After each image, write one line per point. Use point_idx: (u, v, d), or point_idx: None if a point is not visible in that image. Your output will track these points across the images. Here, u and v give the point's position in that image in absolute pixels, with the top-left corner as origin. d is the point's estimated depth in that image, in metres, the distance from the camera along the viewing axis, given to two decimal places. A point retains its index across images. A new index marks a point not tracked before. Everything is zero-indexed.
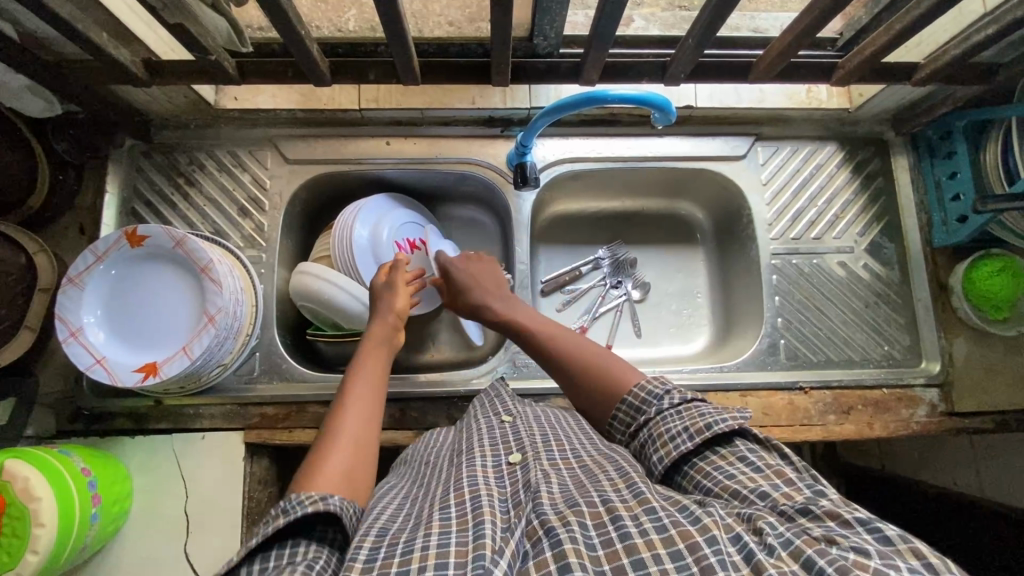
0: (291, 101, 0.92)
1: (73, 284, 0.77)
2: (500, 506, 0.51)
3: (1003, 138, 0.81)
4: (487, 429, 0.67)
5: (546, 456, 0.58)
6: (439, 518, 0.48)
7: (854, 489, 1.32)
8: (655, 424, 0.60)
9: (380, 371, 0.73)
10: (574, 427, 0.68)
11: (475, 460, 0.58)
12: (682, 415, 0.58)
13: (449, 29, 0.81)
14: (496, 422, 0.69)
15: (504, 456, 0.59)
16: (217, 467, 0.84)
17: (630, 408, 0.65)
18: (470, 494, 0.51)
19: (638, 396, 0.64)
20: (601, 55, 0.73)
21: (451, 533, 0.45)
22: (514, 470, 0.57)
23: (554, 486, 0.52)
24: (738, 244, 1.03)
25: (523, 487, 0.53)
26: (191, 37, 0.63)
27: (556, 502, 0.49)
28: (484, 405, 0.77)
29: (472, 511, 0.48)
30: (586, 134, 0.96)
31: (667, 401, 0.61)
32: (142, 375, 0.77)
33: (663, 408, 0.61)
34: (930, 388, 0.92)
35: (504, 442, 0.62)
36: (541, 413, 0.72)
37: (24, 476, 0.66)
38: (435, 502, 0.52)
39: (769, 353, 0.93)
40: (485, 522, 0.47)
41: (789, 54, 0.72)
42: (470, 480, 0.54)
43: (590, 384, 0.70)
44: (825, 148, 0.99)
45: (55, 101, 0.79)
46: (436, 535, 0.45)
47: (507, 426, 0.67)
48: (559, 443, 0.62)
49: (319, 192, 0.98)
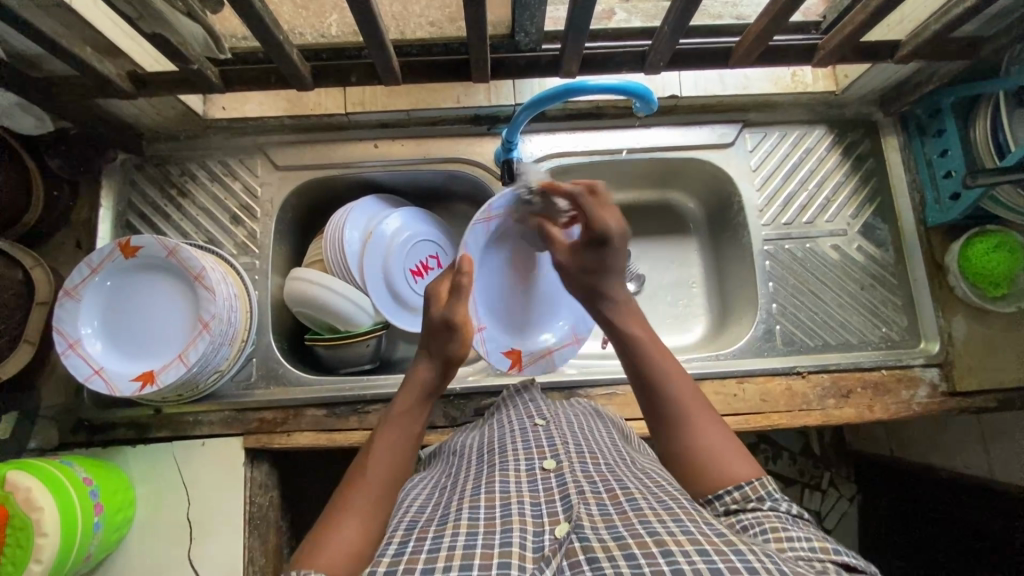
0: (279, 108, 0.93)
1: (70, 296, 0.78)
2: (534, 511, 0.51)
3: (993, 114, 0.80)
4: (520, 432, 0.67)
5: (580, 468, 0.57)
6: (467, 518, 0.50)
7: (865, 477, 1.30)
8: (767, 516, 0.51)
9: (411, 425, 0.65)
10: (604, 438, 0.68)
11: (509, 464, 0.59)
12: (802, 527, 0.50)
13: (431, 30, 0.81)
14: (529, 425, 0.69)
15: (538, 461, 0.60)
16: (218, 474, 0.85)
17: (741, 495, 0.54)
18: (501, 501, 0.52)
19: (754, 489, 0.54)
20: (578, 47, 0.74)
21: (477, 535, 0.47)
22: (548, 476, 0.57)
23: (594, 508, 0.50)
24: (730, 232, 1.02)
25: (560, 497, 0.52)
26: (172, 48, 0.64)
27: (601, 527, 0.47)
28: (517, 406, 0.77)
29: (500, 517, 0.49)
30: (572, 128, 0.96)
31: (784, 505, 0.53)
32: (139, 384, 0.78)
33: (779, 508, 0.52)
34: (929, 367, 0.91)
35: (538, 447, 0.62)
36: (575, 417, 0.73)
37: (26, 486, 0.67)
38: (459, 498, 0.55)
39: (765, 339, 0.93)
40: (513, 529, 0.48)
41: (766, 37, 0.73)
42: (501, 485, 0.55)
43: (692, 445, 0.59)
44: (814, 131, 0.99)
45: (46, 118, 0.80)
46: (462, 537, 0.47)
47: (540, 430, 0.67)
48: (593, 456, 0.61)
49: (311, 197, 0.99)
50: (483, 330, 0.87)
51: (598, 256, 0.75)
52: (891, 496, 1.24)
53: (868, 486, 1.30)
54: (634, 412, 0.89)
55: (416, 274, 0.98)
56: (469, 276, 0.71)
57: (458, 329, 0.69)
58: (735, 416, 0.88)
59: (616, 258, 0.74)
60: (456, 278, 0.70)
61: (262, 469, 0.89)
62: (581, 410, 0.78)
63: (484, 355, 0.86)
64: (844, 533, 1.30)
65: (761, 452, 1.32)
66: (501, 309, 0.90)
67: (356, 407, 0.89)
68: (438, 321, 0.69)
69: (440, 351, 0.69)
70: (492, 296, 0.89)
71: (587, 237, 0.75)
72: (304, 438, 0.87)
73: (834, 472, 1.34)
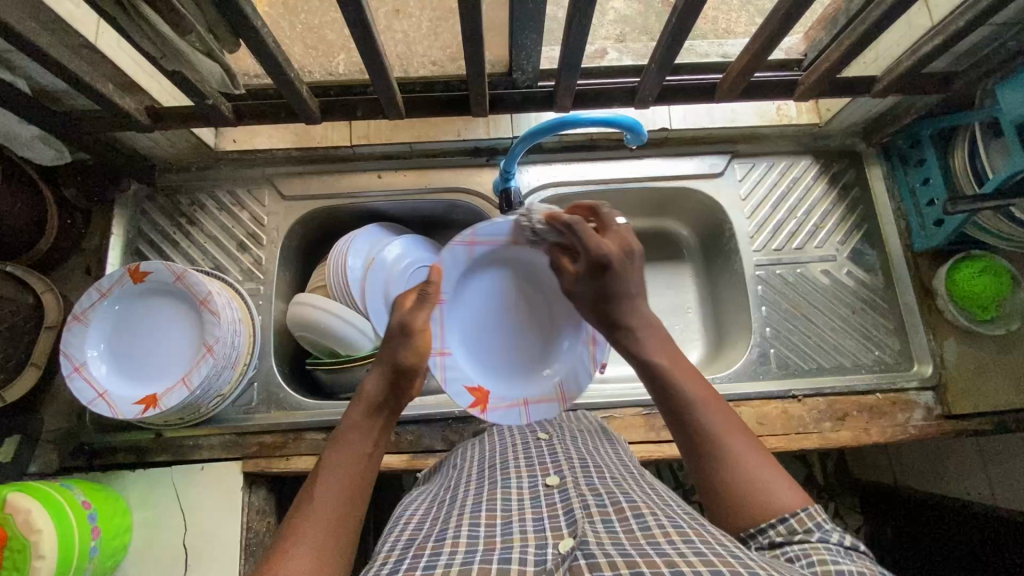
0: (288, 141, 0.97)
1: (77, 321, 0.80)
2: (534, 527, 0.52)
3: (971, 144, 0.84)
4: (523, 446, 0.70)
5: (585, 483, 0.59)
6: (467, 537, 0.51)
7: (870, 507, 1.29)
8: (815, 548, 0.50)
9: (365, 444, 0.62)
10: (609, 455, 0.70)
11: (510, 481, 0.61)
12: (854, 560, 0.49)
13: (434, 68, 0.86)
14: (532, 439, 0.72)
15: (541, 478, 0.61)
16: (216, 499, 0.85)
17: (786, 528, 0.53)
18: (502, 520, 0.53)
19: (801, 521, 0.53)
20: (572, 83, 0.78)
21: (476, 552, 0.48)
22: (552, 492, 0.58)
23: (599, 526, 0.50)
24: (723, 257, 1.05)
25: (563, 511, 0.53)
26: (190, 84, 0.68)
27: (606, 543, 0.47)
28: (520, 426, 0.78)
29: (500, 535, 0.51)
30: (568, 159, 1.00)
31: (834, 536, 0.52)
32: (141, 407, 0.79)
33: (829, 540, 0.51)
34: (924, 390, 0.92)
35: (541, 464, 0.64)
36: (576, 432, 0.76)
37: (25, 508, 0.68)
38: (458, 515, 0.55)
39: (760, 362, 0.94)
40: (514, 548, 0.48)
41: (748, 73, 0.77)
42: (503, 503, 0.57)
43: (730, 479, 0.57)
44: (801, 161, 1.03)
45: (64, 151, 0.86)
46: (461, 553, 0.48)
47: (543, 444, 0.69)
48: (599, 470, 0.63)
49: (316, 226, 1.02)
50: (446, 355, 0.77)
51: (598, 284, 0.71)
52: (898, 524, 1.23)
53: (873, 517, 1.29)
54: (632, 436, 0.90)
55: None
56: (436, 287, 0.73)
57: (414, 333, 0.70)
58: None
59: (624, 282, 0.70)
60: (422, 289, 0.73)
61: (260, 495, 0.88)
62: (584, 422, 0.82)
63: (443, 383, 0.77)
64: None
65: None
66: (475, 349, 0.81)
67: None
68: (397, 325, 0.70)
69: (389, 358, 0.68)
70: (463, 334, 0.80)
71: (585, 265, 0.72)
72: (304, 462, 0.87)
73: (839, 502, 1.33)
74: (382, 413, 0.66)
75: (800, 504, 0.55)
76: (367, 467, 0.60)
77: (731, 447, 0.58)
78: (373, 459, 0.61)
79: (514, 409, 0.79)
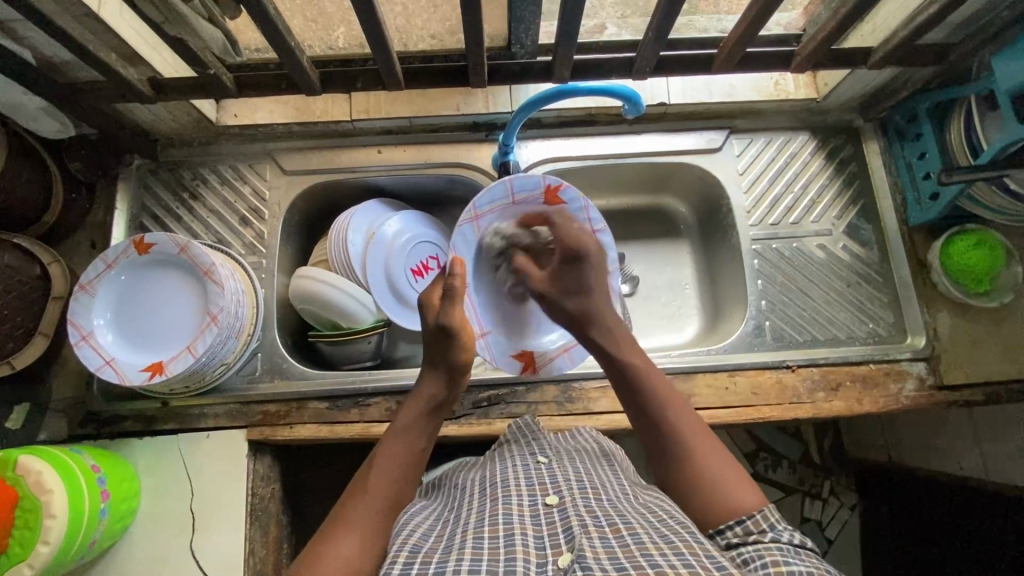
0: (288, 115, 0.97)
1: (84, 291, 0.82)
2: (534, 541, 0.54)
3: (967, 118, 0.84)
4: (522, 466, 0.70)
5: (583, 503, 0.60)
6: (471, 547, 0.53)
7: (866, 486, 1.32)
8: (768, 550, 0.53)
9: (416, 440, 0.70)
10: (608, 478, 0.70)
11: (512, 498, 0.62)
12: (804, 560, 0.53)
13: (432, 42, 0.88)
14: (532, 462, 0.71)
15: (542, 497, 0.62)
16: (221, 465, 0.87)
17: (743, 529, 0.57)
18: (503, 532, 0.55)
19: (757, 522, 0.57)
20: (569, 50, 0.78)
21: (481, 562, 0.51)
22: (551, 510, 0.59)
23: (596, 542, 0.52)
24: (720, 233, 1.06)
25: (562, 530, 0.55)
26: (191, 53, 0.69)
27: (602, 558, 0.49)
28: (521, 441, 0.80)
29: (503, 546, 0.53)
30: (567, 134, 1.01)
31: (786, 535, 0.55)
32: (149, 374, 0.81)
33: (781, 539, 0.55)
34: (916, 361, 0.93)
35: (542, 484, 0.65)
36: (574, 452, 0.76)
37: (36, 470, 0.70)
38: (464, 531, 0.58)
39: (755, 335, 0.95)
40: (517, 559, 0.51)
41: (745, 42, 0.77)
42: (504, 518, 0.58)
43: (686, 475, 0.63)
44: (798, 137, 1.03)
45: (68, 123, 0.86)
46: (466, 562, 0.51)
47: (543, 467, 0.69)
48: (595, 490, 0.64)
49: (316, 201, 1.03)
50: (488, 336, 0.90)
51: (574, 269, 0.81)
52: (892, 502, 1.26)
53: (868, 495, 1.32)
54: (629, 405, 0.91)
55: (416, 274, 1.02)
56: (459, 278, 0.80)
57: (456, 333, 0.76)
58: (726, 408, 0.90)
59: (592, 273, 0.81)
60: (449, 281, 0.79)
61: (265, 462, 0.90)
62: (581, 441, 0.81)
63: (492, 361, 0.90)
64: (846, 543, 1.32)
65: (760, 460, 1.35)
66: (503, 315, 0.93)
67: (357, 400, 0.91)
68: (434, 330, 0.77)
69: (443, 362, 0.76)
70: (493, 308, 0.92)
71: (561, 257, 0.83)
72: (307, 430, 0.89)
73: (834, 480, 1.36)
74: (430, 411, 0.73)
75: (754, 505, 0.59)
76: (416, 460, 0.68)
77: (689, 446, 0.64)
78: (422, 453, 0.70)
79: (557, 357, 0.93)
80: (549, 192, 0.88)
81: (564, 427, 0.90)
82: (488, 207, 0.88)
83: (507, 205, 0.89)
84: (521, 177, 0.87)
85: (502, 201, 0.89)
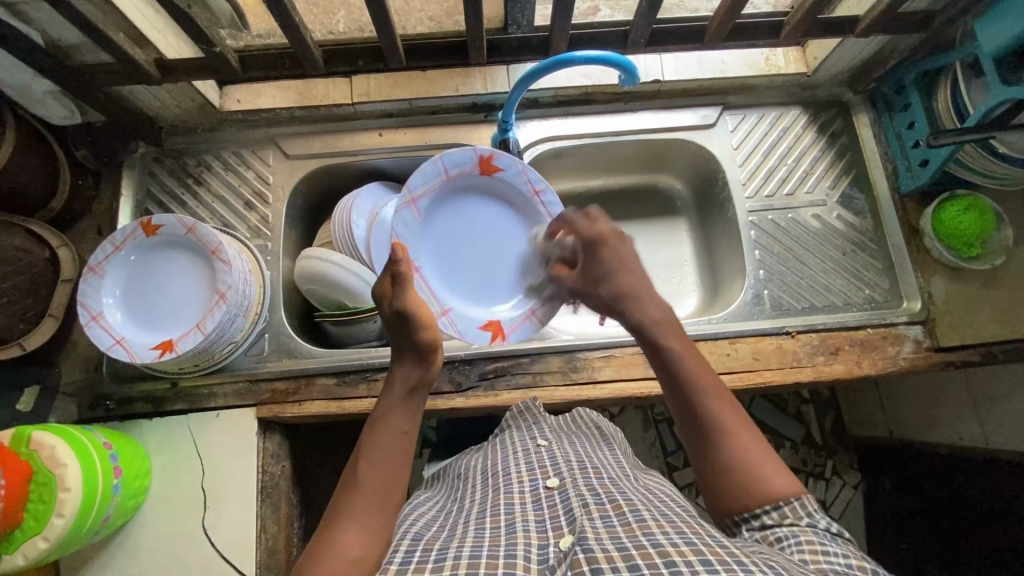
0: (290, 100, 0.99)
1: (93, 272, 0.83)
2: (538, 527, 0.54)
3: (953, 85, 0.86)
4: (523, 453, 0.71)
5: (584, 483, 0.61)
6: (472, 535, 0.53)
7: (870, 462, 1.33)
8: (803, 530, 0.54)
9: (400, 424, 0.65)
10: (605, 456, 0.72)
11: (513, 486, 0.63)
12: (839, 544, 0.53)
13: (430, 24, 0.91)
14: (532, 446, 0.72)
15: (542, 482, 0.63)
16: (232, 444, 0.88)
17: (778, 513, 0.57)
18: (506, 521, 0.55)
19: (794, 509, 0.57)
20: (566, 22, 0.80)
21: (482, 548, 0.50)
22: (552, 494, 0.60)
23: (598, 522, 0.52)
24: (716, 207, 1.08)
25: (563, 512, 0.55)
26: (198, 30, 0.71)
27: (604, 538, 0.49)
28: (519, 429, 0.80)
29: (504, 534, 0.52)
30: (563, 114, 1.03)
31: (823, 522, 0.56)
32: (158, 352, 0.82)
33: (816, 524, 0.55)
34: (913, 325, 0.95)
35: (542, 468, 0.66)
36: (575, 438, 0.76)
37: (50, 444, 0.70)
38: (467, 520, 0.58)
39: (754, 303, 0.97)
40: (518, 543, 0.50)
41: (736, 12, 0.79)
42: (506, 507, 0.58)
43: (722, 461, 0.61)
44: (790, 112, 1.06)
45: (75, 110, 0.88)
46: (468, 549, 0.50)
47: (542, 450, 0.70)
48: (596, 471, 0.65)
49: (319, 184, 1.05)
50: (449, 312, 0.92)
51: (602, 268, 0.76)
52: (894, 476, 1.27)
53: (870, 472, 1.33)
54: (632, 373, 0.93)
55: None
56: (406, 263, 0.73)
57: (410, 315, 0.71)
58: (729, 373, 0.92)
59: (615, 262, 0.76)
60: (394, 269, 0.73)
61: (274, 440, 0.91)
62: (582, 426, 0.83)
63: (457, 334, 0.91)
64: (851, 520, 1.33)
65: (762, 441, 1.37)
66: (461, 289, 0.96)
67: (365, 376, 0.92)
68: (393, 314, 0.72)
69: (409, 345, 0.72)
70: (451, 280, 0.95)
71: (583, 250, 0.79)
72: (316, 406, 0.90)
73: (837, 459, 1.38)
74: (409, 396, 0.69)
75: (794, 492, 0.58)
76: (403, 445, 0.64)
77: (726, 431, 0.62)
78: (410, 436, 0.66)
79: (525, 323, 0.95)
80: (483, 163, 0.94)
81: (568, 398, 0.91)
82: (422, 188, 0.92)
83: (441, 182, 0.94)
84: (451, 153, 0.92)
85: (436, 179, 0.93)
